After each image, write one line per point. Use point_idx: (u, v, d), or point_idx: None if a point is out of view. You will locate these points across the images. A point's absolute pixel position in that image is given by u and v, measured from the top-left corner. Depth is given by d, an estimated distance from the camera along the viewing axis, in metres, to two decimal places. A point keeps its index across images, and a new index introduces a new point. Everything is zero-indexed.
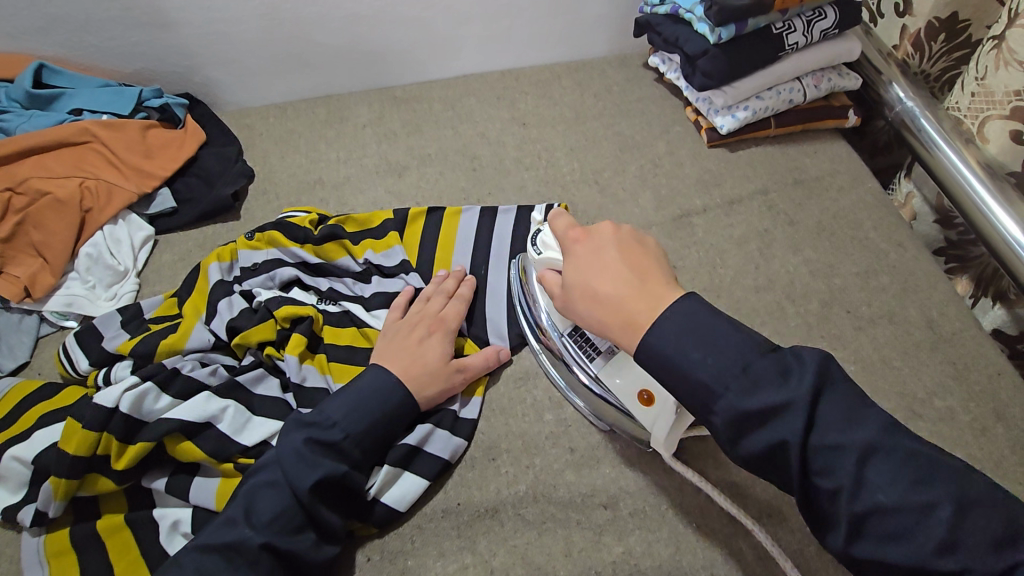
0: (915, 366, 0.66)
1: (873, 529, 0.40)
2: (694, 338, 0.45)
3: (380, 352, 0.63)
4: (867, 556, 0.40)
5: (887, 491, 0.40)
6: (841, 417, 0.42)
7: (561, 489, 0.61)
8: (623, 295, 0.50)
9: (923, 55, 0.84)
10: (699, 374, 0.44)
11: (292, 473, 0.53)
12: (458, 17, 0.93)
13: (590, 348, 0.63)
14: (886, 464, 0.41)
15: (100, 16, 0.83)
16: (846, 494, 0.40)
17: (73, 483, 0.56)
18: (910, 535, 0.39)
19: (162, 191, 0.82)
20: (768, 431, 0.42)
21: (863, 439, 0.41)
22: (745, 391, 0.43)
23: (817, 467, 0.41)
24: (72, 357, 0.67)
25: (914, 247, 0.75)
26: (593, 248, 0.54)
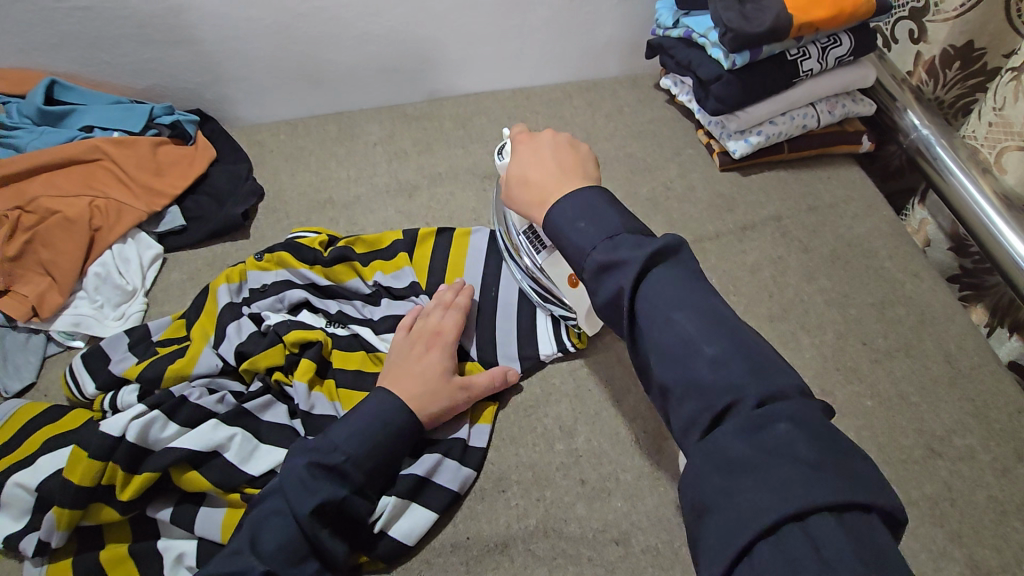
0: (933, 402, 0.65)
1: (671, 363, 0.43)
2: (581, 211, 0.51)
3: (383, 374, 0.62)
4: (667, 383, 0.43)
5: (688, 329, 0.44)
6: (673, 284, 0.46)
7: (572, 523, 0.60)
8: (545, 181, 0.58)
9: (938, 82, 0.84)
10: (578, 238, 0.50)
11: (293, 499, 0.52)
12: (470, 36, 0.92)
13: (537, 242, 0.69)
14: (688, 316, 0.44)
15: (112, 33, 0.83)
16: (658, 330, 0.44)
17: (76, 513, 0.55)
18: (691, 363, 0.43)
19: (171, 210, 0.82)
20: (612, 281, 0.47)
21: (688, 295, 0.45)
22: (607, 248, 0.48)
23: (643, 314, 0.45)
24: (79, 380, 0.66)
25: (930, 277, 0.75)
26: (533, 146, 0.62)
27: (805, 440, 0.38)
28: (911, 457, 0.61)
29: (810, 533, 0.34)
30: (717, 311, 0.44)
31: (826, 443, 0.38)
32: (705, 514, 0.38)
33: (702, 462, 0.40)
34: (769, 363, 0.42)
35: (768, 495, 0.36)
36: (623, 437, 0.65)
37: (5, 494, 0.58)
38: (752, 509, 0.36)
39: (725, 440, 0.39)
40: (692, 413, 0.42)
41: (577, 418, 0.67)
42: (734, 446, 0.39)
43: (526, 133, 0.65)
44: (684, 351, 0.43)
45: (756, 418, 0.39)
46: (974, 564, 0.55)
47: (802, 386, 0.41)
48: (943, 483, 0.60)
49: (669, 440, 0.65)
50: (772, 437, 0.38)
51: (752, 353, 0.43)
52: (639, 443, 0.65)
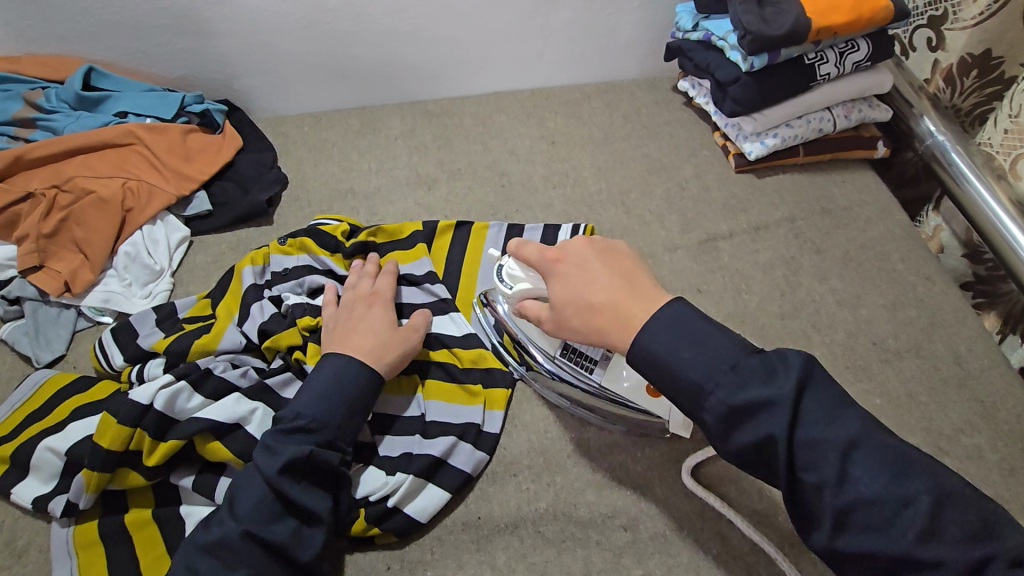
0: (942, 403, 0.65)
1: (854, 523, 0.42)
2: (682, 340, 0.48)
3: (329, 340, 0.63)
4: (851, 549, 0.42)
5: (867, 484, 0.42)
6: (822, 411, 0.44)
7: (582, 508, 0.61)
8: (615, 302, 0.52)
9: (955, 90, 0.85)
10: (691, 374, 0.47)
11: (258, 462, 0.54)
12: (493, 36, 0.95)
13: (586, 360, 0.65)
14: (867, 458, 0.43)
15: (149, 23, 0.86)
16: (831, 492, 0.43)
17: (105, 477, 0.57)
18: (889, 526, 0.41)
19: (198, 194, 0.84)
20: (755, 426, 0.44)
21: (845, 433, 0.43)
22: (732, 388, 0.45)
23: (802, 461, 0.43)
24: (107, 353, 0.68)
25: (942, 281, 0.75)
26: (573, 263, 0.56)
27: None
28: None
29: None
30: (897, 450, 0.43)
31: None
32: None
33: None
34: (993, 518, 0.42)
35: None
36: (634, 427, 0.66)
37: (36, 456, 0.60)
38: None
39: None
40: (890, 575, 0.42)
41: None
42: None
43: (548, 246, 0.59)
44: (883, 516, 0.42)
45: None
46: None
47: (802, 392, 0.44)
48: None
49: (680, 432, 0.66)
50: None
51: (972, 511, 0.42)
52: (649, 434, 0.66)
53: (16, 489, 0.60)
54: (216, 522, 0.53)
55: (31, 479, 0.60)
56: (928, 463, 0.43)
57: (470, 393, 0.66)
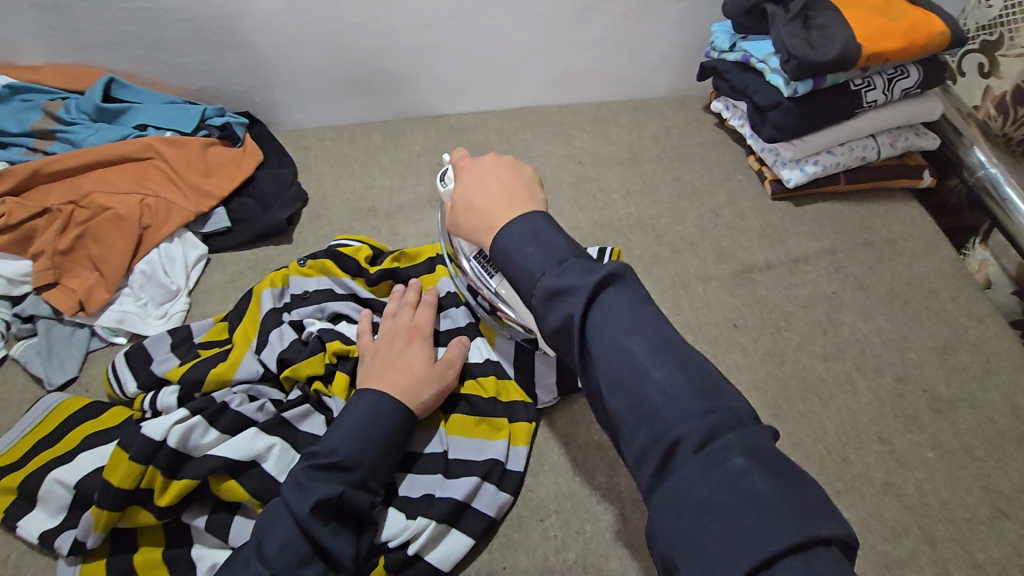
0: (1000, 459, 0.61)
1: (619, 390, 0.41)
2: (533, 234, 0.48)
3: (363, 376, 0.60)
4: (618, 412, 0.41)
5: (638, 354, 0.41)
6: (624, 305, 0.43)
7: (613, 561, 0.57)
8: (489, 208, 0.54)
9: (1008, 118, 0.80)
10: (528, 264, 0.46)
11: (289, 498, 0.51)
12: (520, 51, 0.92)
13: (489, 266, 0.64)
14: (631, 329, 0.42)
15: (171, 35, 0.84)
16: (606, 362, 0.41)
17: (114, 515, 0.54)
18: (638, 388, 0.40)
19: (218, 211, 0.82)
20: (562, 308, 0.44)
21: (631, 319, 0.42)
22: (558, 273, 0.45)
23: (593, 341, 0.42)
24: (120, 378, 0.66)
25: (996, 324, 0.71)
26: (474, 172, 0.58)
27: (760, 471, 0.36)
28: (977, 516, 0.58)
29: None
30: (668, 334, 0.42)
31: (780, 471, 0.36)
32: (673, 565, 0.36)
33: (663, 503, 0.37)
34: (714, 380, 0.40)
35: (736, 540, 0.34)
36: None
37: (44, 488, 0.58)
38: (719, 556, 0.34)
39: (683, 478, 0.36)
40: (642, 448, 0.39)
41: None
42: (695, 488, 0.36)
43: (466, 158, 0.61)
44: (634, 378, 0.41)
45: (708, 457, 0.36)
46: None
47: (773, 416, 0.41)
48: (1013, 548, 0.56)
49: None
50: (729, 472, 0.36)
51: (699, 374, 0.40)
52: None
53: (23, 522, 0.58)
54: (241, 563, 0.50)
55: (38, 512, 0.58)
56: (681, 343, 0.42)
57: (492, 426, 0.63)
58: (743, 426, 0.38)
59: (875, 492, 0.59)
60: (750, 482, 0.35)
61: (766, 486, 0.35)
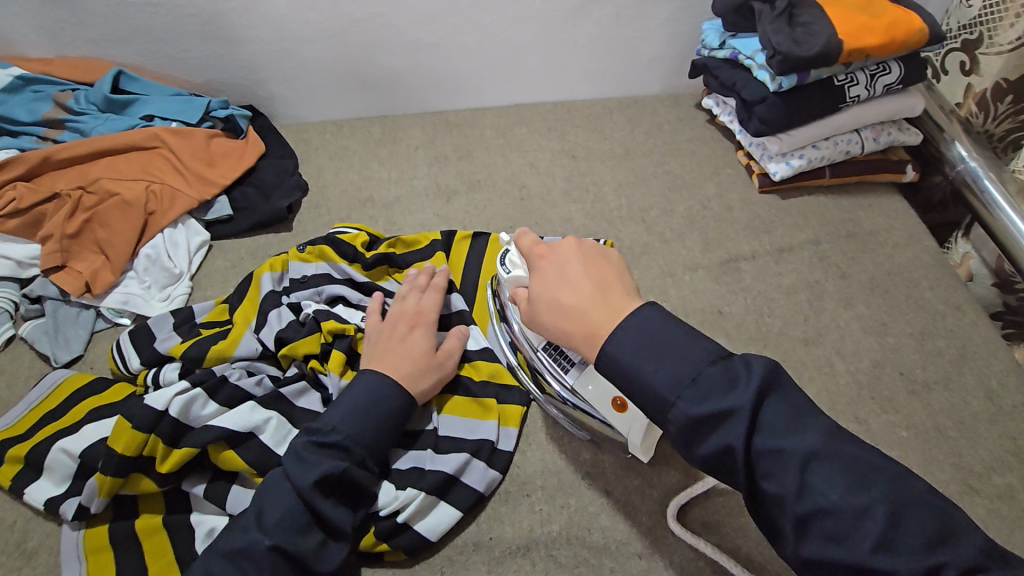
0: (972, 438, 0.63)
1: (815, 532, 0.40)
2: (648, 346, 0.47)
3: (366, 359, 0.62)
4: (814, 557, 0.40)
5: (827, 492, 0.40)
6: (783, 422, 0.43)
7: (595, 533, 0.59)
8: (585, 308, 0.51)
9: (989, 115, 0.83)
10: (654, 382, 0.45)
11: (292, 472, 0.53)
12: (516, 49, 0.94)
13: (564, 360, 0.63)
14: (824, 468, 0.41)
15: (178, 30, 0.87)
16: (790, 500, 0.41)
17: (117, 482, 0.57)
18: (847, 536, 0.39)
19: (220, 199, 0.85)
20: (714, 438, 0.43)
21: (806, 444, 0.42)
22: (694, 398, 0.44)
23: (762, 470, 0.42)
24: (124, 355, 0.69)
25: (973, 311, 0.73)
26: (556, 264, 0.56)
27: None
28: (948, 492, 0.60)
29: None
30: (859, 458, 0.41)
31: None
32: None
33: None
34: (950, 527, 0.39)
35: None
36: (651, 451, 0.65)
37: (50, 457, 0.60)
38: None
39: None
40: None
41: None
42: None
43: (538, 244, 0.59)
44: (843, 525, 0.40)
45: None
46: None
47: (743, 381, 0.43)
48: (981, 522, 0.58)
49: None
50: None
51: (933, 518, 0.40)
52: (665, 459, 0.64)
53: (29, 489, 0.60)
54: (241, 529, 0.52)
55: (43, 480, 0.60)
56: (897, 473, 0.41)
57: (483, 406, 0.65)
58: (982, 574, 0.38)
59: None
60: None
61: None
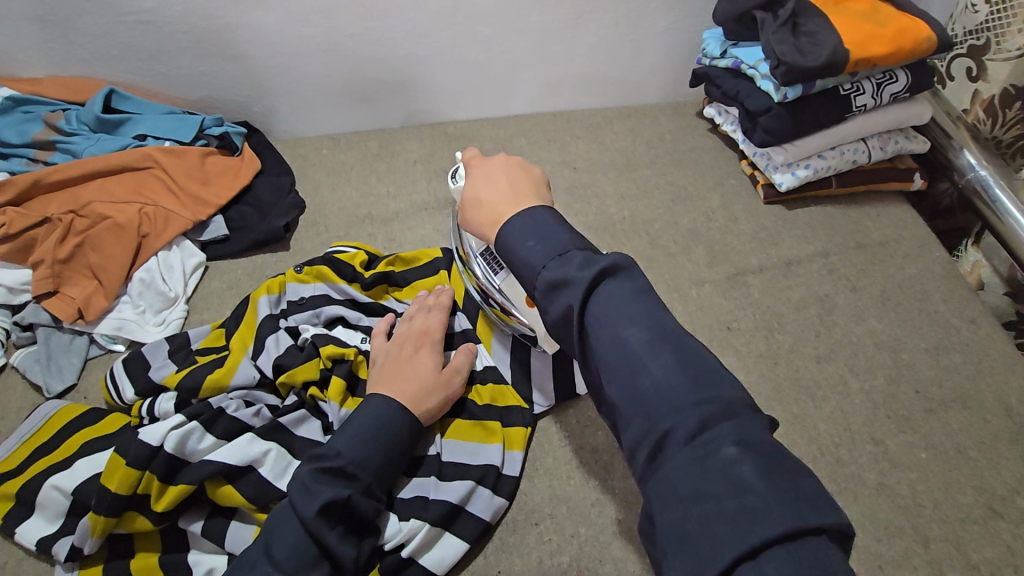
0: (993, 458, 0.61)
1: (613, 381, 0.41)
2: (536, 226, 0.49)
3: (372, 380, 0.61)
4: (620, 402, 0.41)
5: (639, 347, 0.41)
6: (621, 293, 0.44)
7: (607, 564, 0.57)
8: (497, 203, 0.54)
9: (996, 121, 0.81)
10: (528, 256, 0.47)
11: (296, 501, 0.51)
12: (514, 60, 0.93)
13: (496, 264, 0.67)
14: (631, 328, 0.42)
15: (170, 47, 0.85)
16: (605, 352, 0.42)
17: (111, 521, 0.55)
18: (639, 376, 0.40)
19: (216, 219, 0.83)
20: (562, 300, 0.44)
21: (629, 307, 0.43)
22: (556, 265, 0.46)
23: (592, 331, 0.43)
24: (118, 384, 0.67)
25: (988, 324, 0.71)
26: (484, 168, 0.58)
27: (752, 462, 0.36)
28: (971, 516, 0.58)
29: (760, 570, 0.32)
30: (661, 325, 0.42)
31: (779, 464, 0.36)
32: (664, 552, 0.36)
33: (662, 495, 0.37)
34: (716, 374, 0.40)
35: (726, 534, 0.34)
36: None
37: (42, 495, 0.58)
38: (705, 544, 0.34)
39: (671, 469, 0.37)
40: (638, 434, 0.39)
41: (615, 453, 0.64)
42: (694, 482, 0.36)
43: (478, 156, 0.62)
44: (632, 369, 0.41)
45: (703, 443, 0.37)
46: None
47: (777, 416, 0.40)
48: (1006, 547, 0.56)
49: None
50: (721, 461, 0.36)
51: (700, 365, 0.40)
52: None
53: (21, 528, 0.58)
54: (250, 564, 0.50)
55: (36, 518, 0.58)
56: (680, 335, 0.42)
57: (487, 431, 0.63)
58: (737, 417, 0.38)
59: (868, 493, 0.59)
60: (740, 471, 0.35)
61: (757, 476, 0.35)
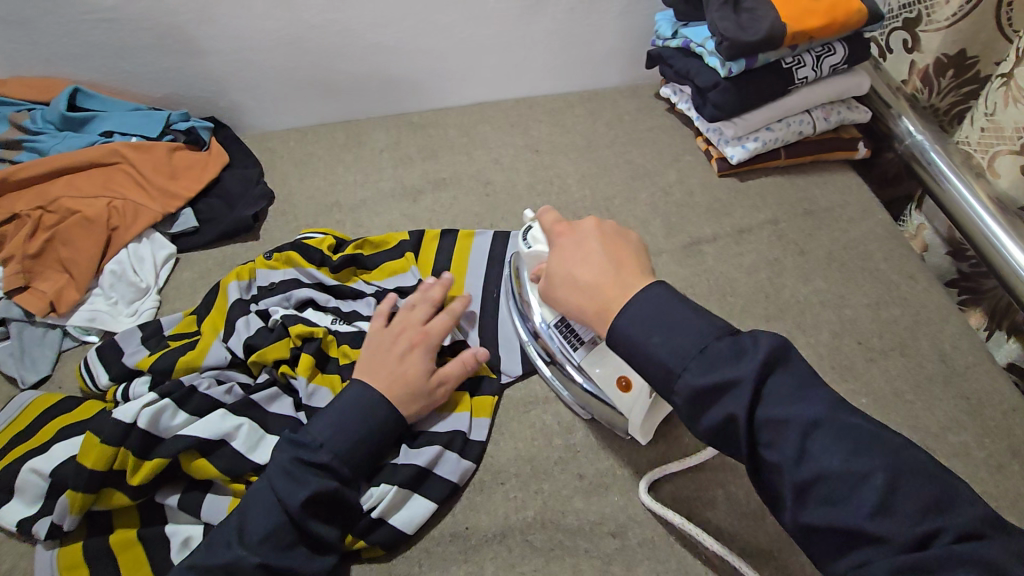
0: (928, 400, 0.66)
1: (813, 497, 0.41)
2: (659, 321, 0.48)
3: (360, 366, 0.62)
4: (813, 522, 0.41)
5: (826, 459, 0.41)
6: (789, 391, 0.44)
7: (570, 515, 0.60)
8: (598, 283, 0.54)
9: (932, 90, 0.85)
10: (660, 354, 0.47)
11: (282, 491, 0.54)
12: (474, 48, 0.96)
13: (573, 337, 0.64)
14: (825, 437, 0.42)
15: (133, 43, 0.87)
16: (789, 466, 0.42)
17: (89, 497, 0.57)
18: (845, 500, 0.40)
19: (185, 211, 0.85)
20: (719, 407, 0.44)
21: (807, 413, 0.43)
22: (702, 369, 0.45)
23: (764, 439, 0.43)
24: (93, 372, 0.68)
25: (925, 279, 0.76)
26: (577, 243, 0.58)
27: None
28: None
29: None
30: (860, 429, 0.42)
31: None
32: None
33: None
34: (951, 495, 0.40)
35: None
36: (621, 433, 0.66)
37: (19, 479, 0.60)
38: None
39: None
40: (851, 553, 0.40)
41: (576, 414, 0.67)
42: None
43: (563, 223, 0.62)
44: (840, 489, 0.40)
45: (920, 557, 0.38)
46: None
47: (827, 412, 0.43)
48: None
49: (665, 436, 0.66)
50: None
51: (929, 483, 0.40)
52: (636, 439, 0.65)
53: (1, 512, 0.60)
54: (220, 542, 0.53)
55: (14, 502, 0.60)
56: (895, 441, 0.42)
57: (453, 399, 0.66)
58: (978, 539, 0.38)
59: None
60: None
61: None
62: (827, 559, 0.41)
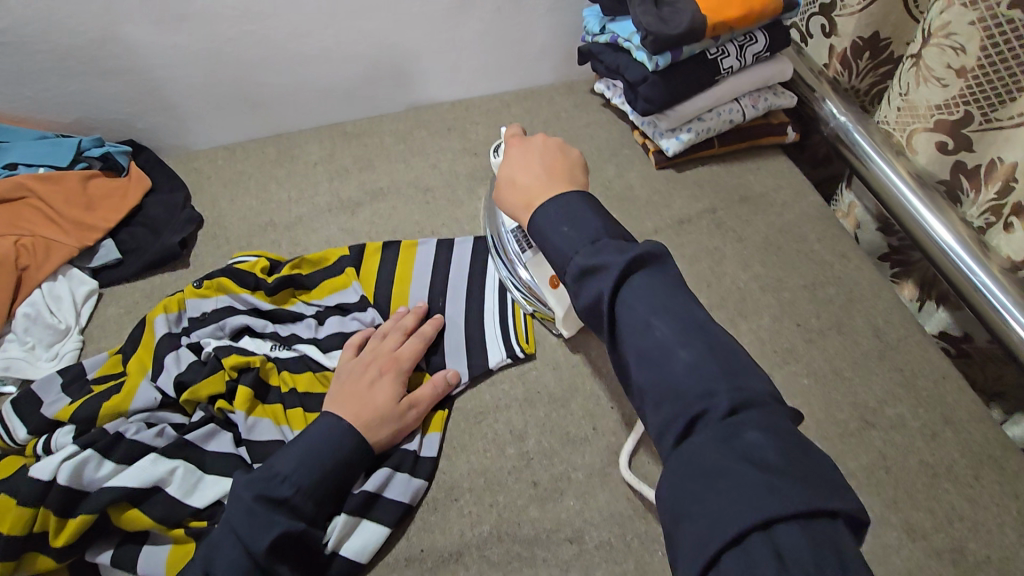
0: (864, 376, 0.68)
1: (647, 365, 0.45)
2: (564, 214, 0.52)
3: (330, 397, 0.61)
4: (647, 387, 0.45)
5: (664, 333, 0.45)
6: (658, 285, 0.47)
7: (526, 525, 0.60)
8: (531, 183, 0.59)
9: (852, 72, 0.88)
10: (558, 241, 0.51)
11: (245, 533, 0.51)
12: (403, 52, 0.93)
13: (525, 242, 0.73)
14: (666, 319, 0.46)
15: (32, 68, 0.81)
16: (634, 336, 0.46)
17: (9, 564, 0.53)
18: (668, 365, 0.44)
19: (105, 243, 0.80)
20: (592, 286, 0.48)
21: (663, 298, 0.47)
22: (589, 253, 0.49)
23: (620, 318, 0.47)
24: (9, 426, 0.63)
25: (857, 257, 0.78)
26: (522, 152, 0.63)
27: (774, 446, 0.39)
28: (848, 430, 0.64)
29: (775, 541, 0.35)
30: (693, 317, 0.46)
31: (803, 459, 0.39)
32: (678, 519, 0.39)
33: (677, 468, 0.40)
34: (745, 368, 0.44)
35: (737, 506, 0.36)
36: (573, 436, 0.66)
37: None
38: (721, 513, 0.37)
39: (700, 447, 0.40)
40: (668, 418, 0.43)
41: (528, 421, 0.67)
42: (711, 455, 0.39)
43: (517, 137, 0.66)
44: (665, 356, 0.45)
45: (728, 426, 0.40)
46: (910, 527, 0.58)
47: (770, 392, 0.43)
48: (877, 452, 0.63)
49: (617, 434, 0.66)
50: (743, 444, 0.39)
51: (733, 362, 0.44)
52: (588, 440, 0.65)
53: None
54: None
55: None
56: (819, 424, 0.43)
57: None
58: (765, 408, 0.42)
59: None
60: (763, 455, 0.39)
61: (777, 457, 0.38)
62: (655, 432, 0.44)
